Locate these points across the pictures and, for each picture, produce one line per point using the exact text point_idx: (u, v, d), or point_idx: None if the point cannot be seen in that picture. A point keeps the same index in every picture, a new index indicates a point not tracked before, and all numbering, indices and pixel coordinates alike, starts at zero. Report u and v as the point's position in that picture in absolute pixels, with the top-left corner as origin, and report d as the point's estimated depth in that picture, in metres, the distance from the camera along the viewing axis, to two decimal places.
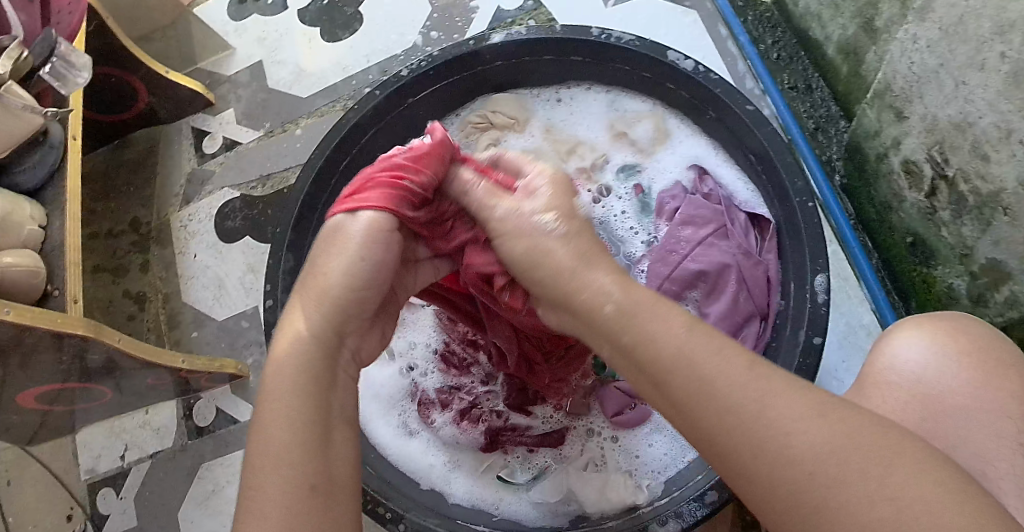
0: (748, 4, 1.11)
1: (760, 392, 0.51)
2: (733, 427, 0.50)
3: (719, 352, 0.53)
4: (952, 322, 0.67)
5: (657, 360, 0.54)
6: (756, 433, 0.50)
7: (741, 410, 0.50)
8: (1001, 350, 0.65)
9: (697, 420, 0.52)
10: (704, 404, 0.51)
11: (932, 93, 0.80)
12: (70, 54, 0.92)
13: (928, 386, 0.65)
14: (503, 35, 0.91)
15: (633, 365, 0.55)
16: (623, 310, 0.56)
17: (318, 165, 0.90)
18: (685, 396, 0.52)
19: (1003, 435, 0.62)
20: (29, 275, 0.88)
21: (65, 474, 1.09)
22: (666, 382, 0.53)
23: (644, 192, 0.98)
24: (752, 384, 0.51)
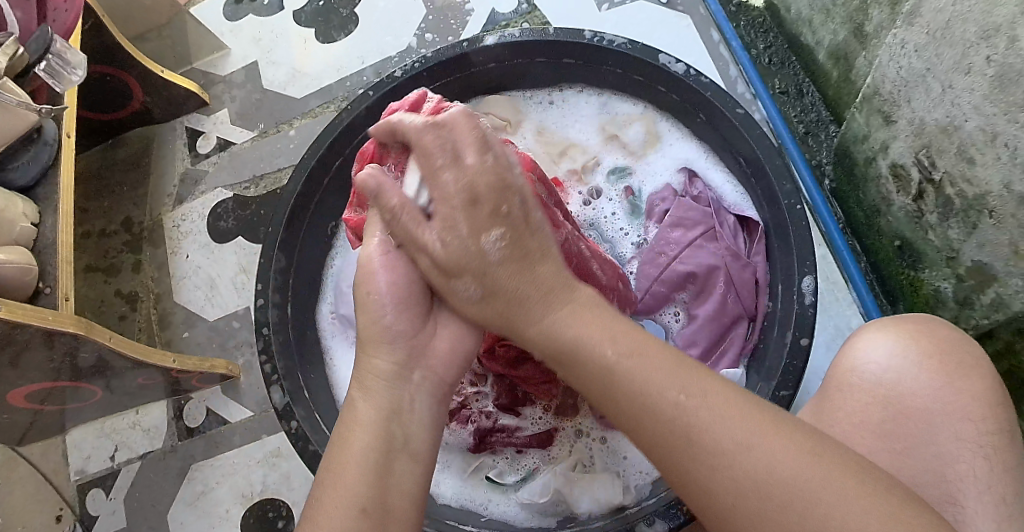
0: (740, 10, 1.12)
1: (711, 414, 0.55)
2: (695, 452, 0.55)
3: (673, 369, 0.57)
4: (916, 324, 0.70)
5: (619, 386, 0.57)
6: (716, 453, 0.54)
7: (697, 431, 0.55)
8: (965, 351, 0.68)
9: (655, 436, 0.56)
10: (659, 420, 0.56)
11: (920, 97, 0.81)
12: (64, 51, 0.93)
13: (890, 389, 0.68)
14: (495, 37, 0.92)
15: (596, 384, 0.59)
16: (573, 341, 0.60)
17: (310, 165, 0.91)
18: (637, 416, 0.57)
19: (962, 437, 0.64)
20: (22, 272, 0.88)
21: (54, 475, 1.08)
22: (615, 401, 0.57)
23: (634, 195, 0.98)
24: (704, 405, 0.55)
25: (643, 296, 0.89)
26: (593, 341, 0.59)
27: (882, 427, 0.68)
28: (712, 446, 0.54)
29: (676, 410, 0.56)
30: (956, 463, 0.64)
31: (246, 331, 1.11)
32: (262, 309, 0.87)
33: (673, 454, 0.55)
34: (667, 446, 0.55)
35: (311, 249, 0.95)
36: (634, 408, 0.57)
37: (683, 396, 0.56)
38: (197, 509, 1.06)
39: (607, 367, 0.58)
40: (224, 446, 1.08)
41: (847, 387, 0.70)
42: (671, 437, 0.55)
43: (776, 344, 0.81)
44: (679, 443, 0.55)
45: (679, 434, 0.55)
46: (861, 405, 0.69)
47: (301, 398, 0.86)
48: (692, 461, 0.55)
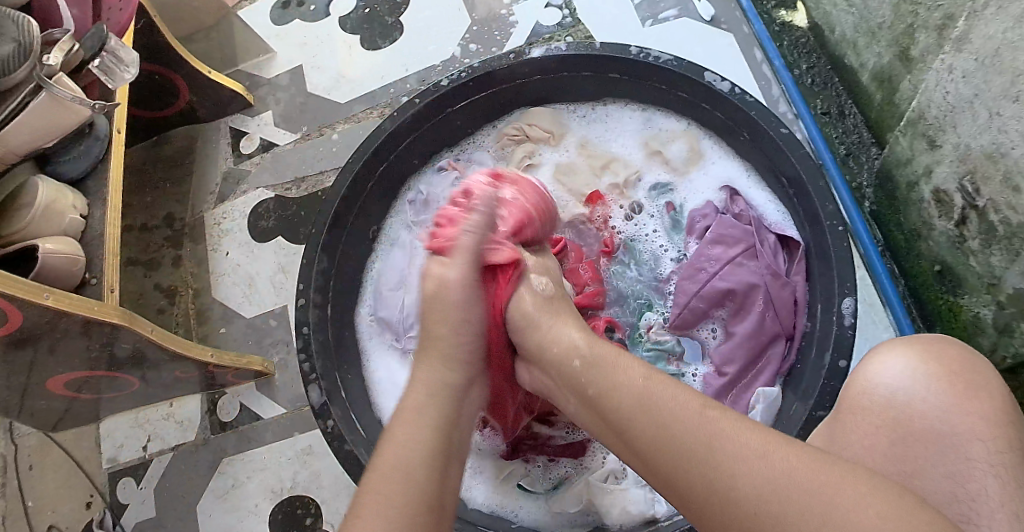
0: (784, 29, 1.13)
1: (711, 432, 0.59)
2: (696, 462, 0.58)
3: (673, 394, 0.63)
4: (927, 345, 0.70)
5: (623, 410, 0.64)
6: (717, 469, 0.57)
7: (698, 445, 0.59)
8: (978, 373, 0.67)
9: (665, 457, 0.60)
10: (666, 442, 0.60)
11: (966, 123, 0.81)
12: (119, 49, 0.96)
13: (898, 410, 0.68)
14: (542, 50, 0.94)
15: (607, 415, 0.65)
16: (589, 362, 0.69)
17: (355, 170, 0.92)
18: (649, 441, 0.61)
19: (972, 457, 0.64)
20: (69, 262, 0.90)
21: (87, 462, 1.10)
22: (630, 429, 0.63)
23: (676, 210, 0.98)
24: (704, 425, 0.60)
25: (681, 311, 0.90)
26: (623, 368, 0.66)
27: (892, 447, 0.68)
28: (729, 453, 0.57)
29: (697, 424, 0.59)
30: (967, 483, 0.63)
31: (283, 330, 1.13)
32: (301, 308, 0.89)
33: (683, 470, 0.59)
34: (687, 462, 0.58)
35: (354, 251, 0.97)
36: (650, 427, 0.61)
37: (700, 408, 0.61)
38: (226, 503, 1.07)
39: (637, 393, 0.64)
40: (256, 442, 1.09)
41: (859, 409, 0.71)
42: (690, 454, 0.58)
43: (814, 365, 0.82)
44: (702, 460, 0.58)
45: (699, 442, 0.59)
46: (870, 428, 0.69)
47: (338, 398, 0.87)
48: (706, 468, 0.57)
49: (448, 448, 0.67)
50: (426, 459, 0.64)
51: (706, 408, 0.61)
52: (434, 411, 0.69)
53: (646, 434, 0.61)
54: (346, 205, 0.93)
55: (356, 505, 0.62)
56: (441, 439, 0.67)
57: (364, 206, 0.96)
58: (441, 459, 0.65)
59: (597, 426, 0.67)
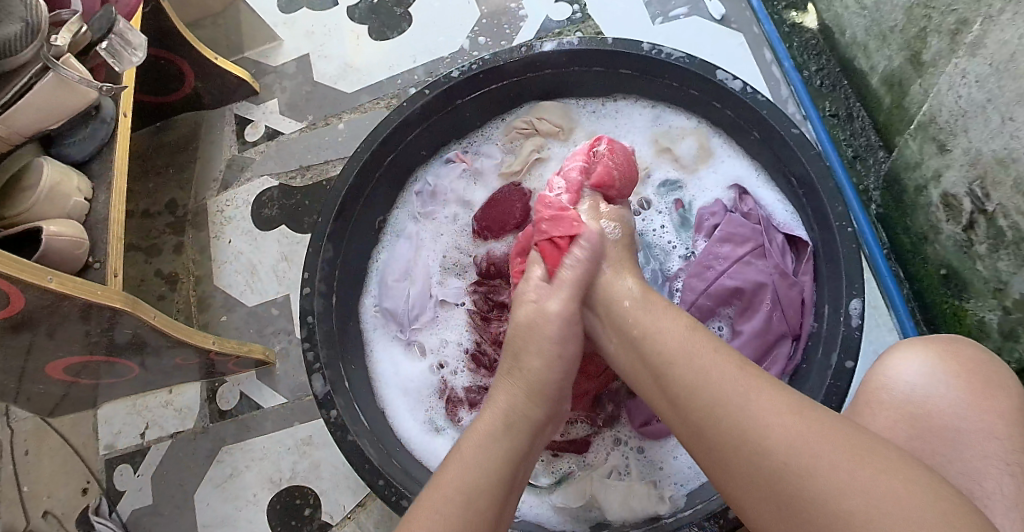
0: (794, 31, 1.13)
1: (746, 387, 0.61)
2: (725, 419, 0.60)
3: (715, 352, 0.65)
4: (945, 345, 0.70)
5: (660, 358, 0.67)
6: (746, 423, 0.59)
7: (730, 402, 0.61)
8: (994, 372, 0.68)
9: (697, 412, 0.62)
10: (702, 395, 0.62)
11: (978, 128, 0.82)
12: (127, 31, 0.94)
13: (918, 407, 0.68)
14: (553, 45, 0.93)
15: (646, 365, 0.68)
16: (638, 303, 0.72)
17: (363, 159, 0.92)
18: (685, 390, 0.64)
19: (989, 455, 0.64)
20: (73, 245, 0.89)
21: (83, 448, 1.09)
22: (667, 375, 0.66)
23: (684, 207, 0.98)
24: (740, 380, 0.62)
25: (688, 309, 0.89)
26: (666, 317, 0.70)
27: (908, 443, 0.68)
28: (756, 416, 0.59)
29: (737, 385, 0.62)
30: (983, 480, 0.64)
31: (285, 319, 1.12)
32: (307, 297, 0.88)
33: (717, 424, 0.61)
34: (722, 415, 0.61)
35: (359, 241, 0.96)
36: (688, 380, 0.64)
37: (739, 368, 0.63)
38: (225, 492, 1.06)
39: (682, 347, 0.66)
40: (255, 431, 1.09)
41: (876, 404, 0.70)
42: (727, 410, 0.61)
43: (820, 365, 0.82)
44: (738, 419, 0.60)
45: (737, 392, 0.61)
46: (889, 422, 0.69)
47: (342, 388, 0.87)
48: (738, 426, 0.60)
49: (517, 467, 0.68)
50: (499, 479, 0.65)
51: (745, 367, 0.63)
52: (512, 435, 0.69)
53: (681, 384, 0.64)
54: (353, 194, 0.92)
55: (425, 495, 0.65)
56: (512, 458, 0.68)
57: (371, 196, 0.96)
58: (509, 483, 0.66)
59: (637, 372, 0.69)
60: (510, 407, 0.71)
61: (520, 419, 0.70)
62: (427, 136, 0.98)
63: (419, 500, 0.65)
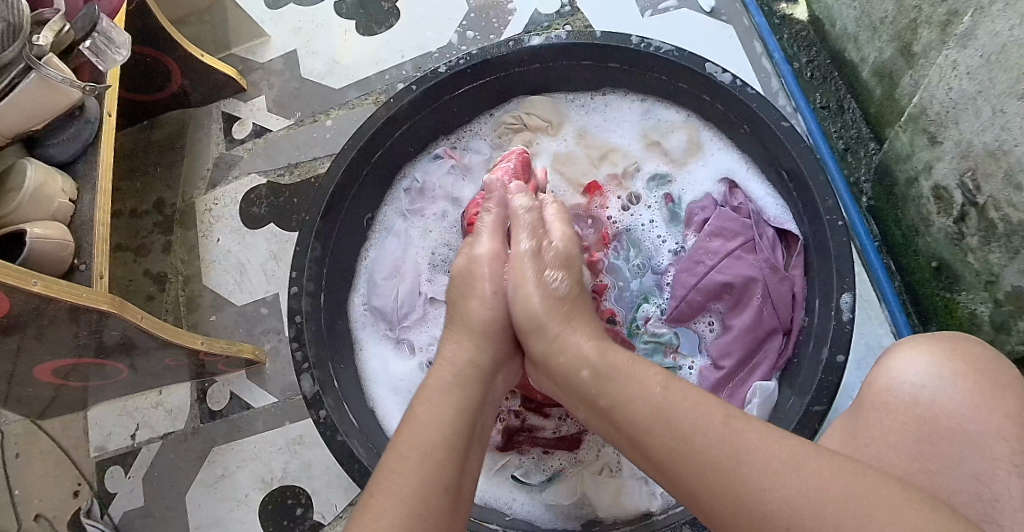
0: (784, 23, 1.12)
1: (734, 447, 0.58)
2: (714, 483, 0.57)
3: (694, 407, 0.61)
4: (951, 344, 0.69)
5: (638, 423, 0.62)
6: (738, 489, 0.56)
7: (718, 464, 0.57)
8: (1000, 372, 0.67)
9: (681, 478, 0.59)
10: (684, 459, 0.59)
11: (969, 120, 0.81)
12: (110, 31, 0.93)
13: (926, 407, 0.67)
14: (542, 39, 0.92)
15: (631, 439, 0.63)
16: (600, 373, 0.66)
17: (351, 156, 0.91)
18: (667, 456, 0.60)
19: (996, 456, 0.64)
20: (58, 247, 0.88)
21: (73, 451, 1.09)
22: (647, 443, 0.61)
23: (674, 201, 0.97)
24: (728, 439, 0.58)
25: (678, 304, 0.89)
26: (639, 380, 0.64)
27: (915, 443, 0.67)
28: (753, 474, 0.56)
29: (711, 425, 0.59)
30: (990, 482, 0.63)
31: (274, 318, 1.12)
32: (295, 296, 0.87)
33: (707, 484, 0.58)
34: (712, 479, 0.57)
35: (348, 240, 0.96)
36: (670, 443, 0.60)
37: (726, 419, 0.60)
38: (217, 492, 1.06)
39: (654, 404, 0.62)
40: (246, 431, 1.08)
41: (882, 405, 0.70)
42: (714, 467, 0.57)
43: (811, 359, 0.81)
44: (722, 465, 0.57)
45: (726, 454, 0.58)
46: (895, 423, 0.68)
47: (331, 388, 0.86)
48: (729, 493, 0.56)
49: (473, 430, 0.66)
50: (455, 441, 0.63)
51: (730, 420, 0.60)
52: (466, 391, 0.68)
53: (665, 451, 0.60)
54: (340, 193, 0.92)
55: (380, 475, 0.61)
56: (465, 421, 0.65)
57: (358, 194, 0.95)
58: (464, 442, 0.64)
59: (614, 439, 0.65)
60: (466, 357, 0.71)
61: (469, 379, 0.69)
62: (414, 132, 0.97)
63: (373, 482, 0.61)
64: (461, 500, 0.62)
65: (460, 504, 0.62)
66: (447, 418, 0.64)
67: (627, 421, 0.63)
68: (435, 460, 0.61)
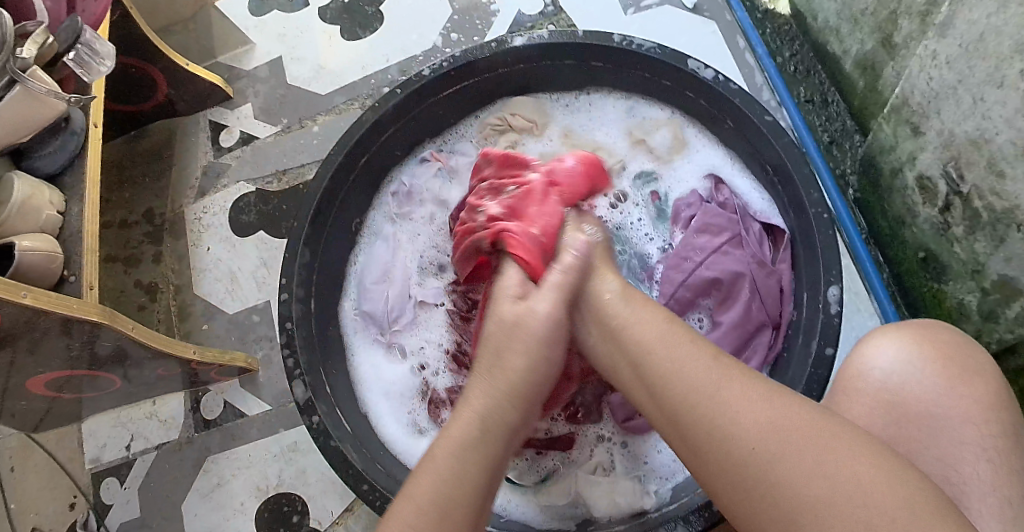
0: (767, 17, 1.13)
1: (719, 377, 0.62)
2: (694, 404, 0.61)
3: (693, 341, 0.66)
4: (922, 330, 0.69)
5: (640, 346, 0.67)
6: (713, 408, 0.60)
7: (702, 388, 0.62)
8: (970, 356, 0.67)
9: (665, 400, 0.63)
10: (672, 382, 0.63)
11: (950, 109, 0.81)
12: (94, 42, 0.93)
13: (894, 393, 0.68)
14: (525, 39, 0.93)
15: (624, 356, 0.68)
16: (621, 297, 0.72)
17: (336, 162, 0.91)
18: (659, 374, 0.65)
19: (965, 441, 0.64)
20: (47, 259, 0.88)
21: (69, 463, 1.09)
22: (643, 363, 0.66)
23: (661, 199, 0.98)
24: (713, 370, 0.63)
25: (667, 301, 0.89)
26: (647, 311, 0.70)
27: (886, 431, 0.68)
28: (729, 396, 0.61)
29: (681, 351, 0.65)
30: (961, 466, 0.63)
31: (266, 326, 1.12)
32: (284, 303, 0.87)
33: (691, 407, 0.61)
34: (692, 400, 0.62)
35: (336, 246, 0.96)
36: (662, 367, 0.65)
37: (716, 356, 0.64)
38: (212, 500, 1.06)
39: (656, 334, 0.67)
40: (240, 439, 1.08)
41: (853, 392, 0.70)
42: (697, 398, 0.61)
43: (801, 352, 0.82)
44: (703, 389, 0.62)
45: (708, 381, 0.62)
46: (867, 409, 0.69)
47: (323, 394, 0.86)
48: (706, 416, 0.60)
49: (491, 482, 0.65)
50: (476, 486, 0.64)
51: (720, 358, 0.64)
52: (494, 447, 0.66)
53: (659, 369, 0.65)
54: (328, 200, 0.92)
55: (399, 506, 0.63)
56: (488, 473, 0.65)
57: (345, 199, 0.95)
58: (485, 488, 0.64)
59: (620, 361, 0.69)
60: (489, 410, 0.68)
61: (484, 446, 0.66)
62: (398, 136, 0.97)
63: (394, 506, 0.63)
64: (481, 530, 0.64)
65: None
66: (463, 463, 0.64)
67: (631, 344, 0.68)
68: (454, 505, 0.62)
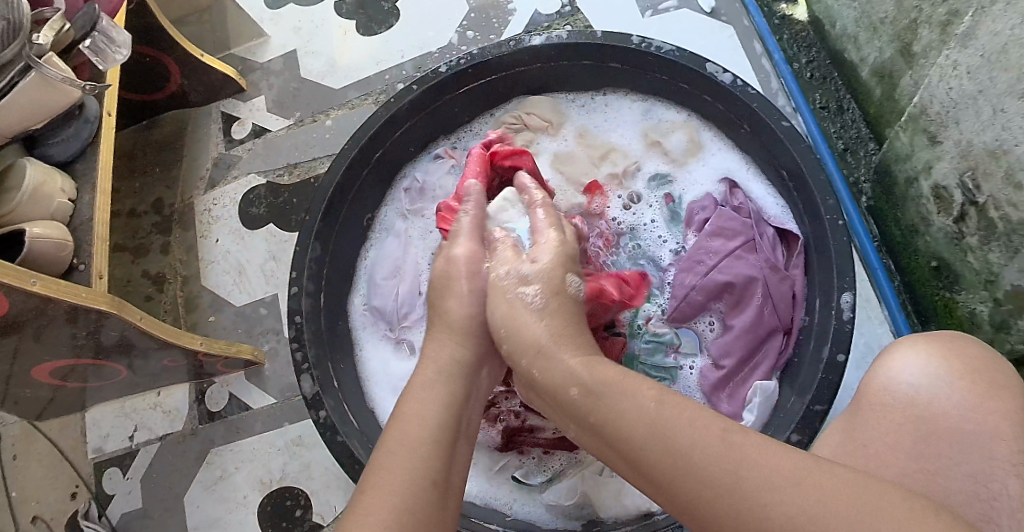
0: (784, 23, 1.13)
1: (734, 463, 0.53)
2: (715, 498, 0.53)
3: (691, 422, 0.56)
4: (946, 344, 0.70)
5: (629, 435, 0.57)
6: (740, 503, 0.52)
7: (719, 481, 0.53)
8: (996, 372, 0.67)
9: (678, 496, 0.54)
10: (682, 477, 0.54)
11: (969, 119, 0.81)
12: (110, 30, 0.92)
13: (922, 408, 0.67)
14: (542, 38, 0.93)
15: (606, 442, 0.59)
16: (591, 390, 0.61)
17: (351, 155, 0.91)
18: (661, 471, 0.55)
19: (995, 457, 0.63)
20: (57, 247, 0.88)
21: (72, 452, 1.08)
22: (640, 460, 0.56)
23: (674, 201, 0.97)
24: (725, 455, 0.54)
25: (678, 304, 0.89)
26: (633, 389, 0.59)
27: (917, 444, 0.67)
28: (756, 483, 0.52)
29: (675, 418, 0.56)
30: (989, 482, 0.63)
31: (273, 319, 1.11)
32: (294, 296, 0.87)
33: (712, 500, 0.53)
34: (711, 495, 0.53)
35: (347, 240, 0.95)
36: (664, 456, 0.55)
37: (722, 431, 0.55)
38: (215, 493, 1.05)
39: (649, 418, 0.57)
40: (245, 433, 1.07)
41: (879, 407, 0.69)
42: (713, 480, 0.53)
43: (812, 358, 0.81)
44: (720, 480, 0.53)
45: (721, 474, 0.53)
46: (893, 426, 0.68)
47: (330, 388, 0.86)
48: (735, 511, 0.52)
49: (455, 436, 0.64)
50: (441, 449, 0.62)
51: (727, 435, 0.55)
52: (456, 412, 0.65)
53: (659, 464, 0.55)
54: (341, 193, 0.91)
55: (359, 500, 0.59)
56: (449, 425, 0.64)
57: (358, 193, 0.94)
58: (448, 439, 0.63)
59: (605, 451, 0.59)
60: (449, 356, 0.69)
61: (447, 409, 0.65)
62: (413, 132, 0.97)
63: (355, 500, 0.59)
64: (448, 498, 0.61)
65: (449, 505, 0.61)
66: (423, 425, 0.63)
67: (615, 432, 0.58)
68: (418, 459, 0.60)
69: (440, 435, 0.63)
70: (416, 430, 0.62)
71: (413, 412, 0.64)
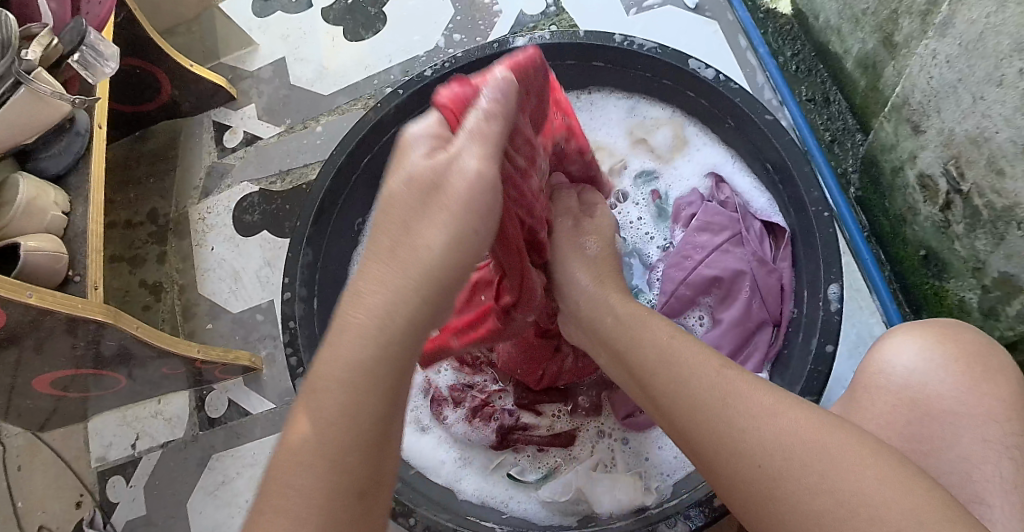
0: (768, 17, 1.14)
1: (723, 392, 0.62)
2: (700, 420, 0.61)
3: (698, 353, 0.66)
4: (944, 328, 0.70)
5: (643, 365, 0.68)
6: (719, 425, 0.60)
7: (705, 405, 0.62)
8: (991, 356, 0.67)
9: (673, 419, 0.64)
10: (678, 402, 0.63)
11: (950, 108, 0.81)
12: (98, 43, 0.93)
13: (917, 391, 0.68)
14: (525, 39, 0.93)
15: (626, 368, 0.70)
16: (621, 321, 0.73)
17: (339, 161, 0.92)
18: (664, 393, 0.65)
19: (988, 439, 0.64)
20: (52, 259, 0.89)
21: (75, 462, 1.09)
22: (650, 384, 0.67)
23: (661, 198, 0.99)
24: (718, 385, 0.62)
25: (667, 299, 0.90)
26: (654, 327, 0.70)
27: (907, 430, 0.68)
28: (741, 410, 0.60)
29: (684, 367, 0.65)
30: (981, 464, 0.63)
31: (270, 325, 1.13)
32: (288, 302, 0.88)
33: (700, 421, 0.61)
34: (698, 414, 0.62)
35: (338, 246, 0.96)
36: (669, 385, 0.65)
37: (722, 367, 0.64)
38: (217, 498, 1.06)
39: (661, 348, 0.68)
40: (245, 438, 1.08)
41: (875, 389, 0.70)
42: (701, 406, 0.62)
43: (801, 350, 0.82)
44: (709, 404, 0.62)
45: (713, 397, 0.62)
46: (888, 407, 0.69)
47: None
48: (714, 433, 0.60)
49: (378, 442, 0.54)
50: (362, 449, 0.54)
51: (724, 370, 0.64)
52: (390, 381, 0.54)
53: (664, 390, 0.65)
54: (331, 198, 0.92)
55: (266, 494, 0.53)
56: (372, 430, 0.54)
57: (347, 201, 0.95)
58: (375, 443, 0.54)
59: (626, 379, 0.71)
60: (381, 315, 0.54)
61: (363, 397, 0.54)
62: None
63: (274, 460, 0.54)
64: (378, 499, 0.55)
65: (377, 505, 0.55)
66: (337, 430, 0.53)
67: (633, 360, 0.69)
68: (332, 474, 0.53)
69: (361, 437, 0.54)
70: (341, 398, 0.54)
71: (331, 387, 0.54)
